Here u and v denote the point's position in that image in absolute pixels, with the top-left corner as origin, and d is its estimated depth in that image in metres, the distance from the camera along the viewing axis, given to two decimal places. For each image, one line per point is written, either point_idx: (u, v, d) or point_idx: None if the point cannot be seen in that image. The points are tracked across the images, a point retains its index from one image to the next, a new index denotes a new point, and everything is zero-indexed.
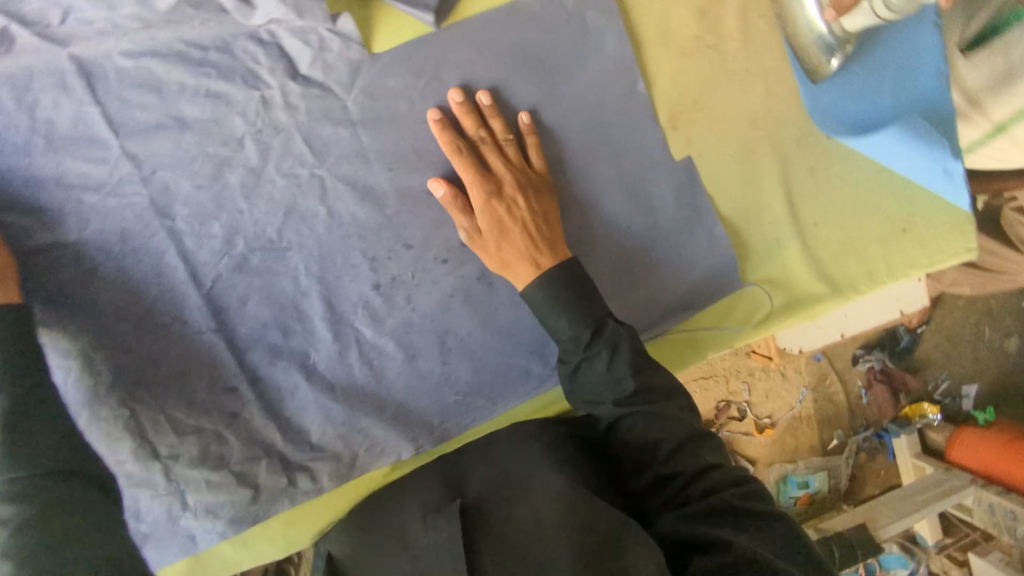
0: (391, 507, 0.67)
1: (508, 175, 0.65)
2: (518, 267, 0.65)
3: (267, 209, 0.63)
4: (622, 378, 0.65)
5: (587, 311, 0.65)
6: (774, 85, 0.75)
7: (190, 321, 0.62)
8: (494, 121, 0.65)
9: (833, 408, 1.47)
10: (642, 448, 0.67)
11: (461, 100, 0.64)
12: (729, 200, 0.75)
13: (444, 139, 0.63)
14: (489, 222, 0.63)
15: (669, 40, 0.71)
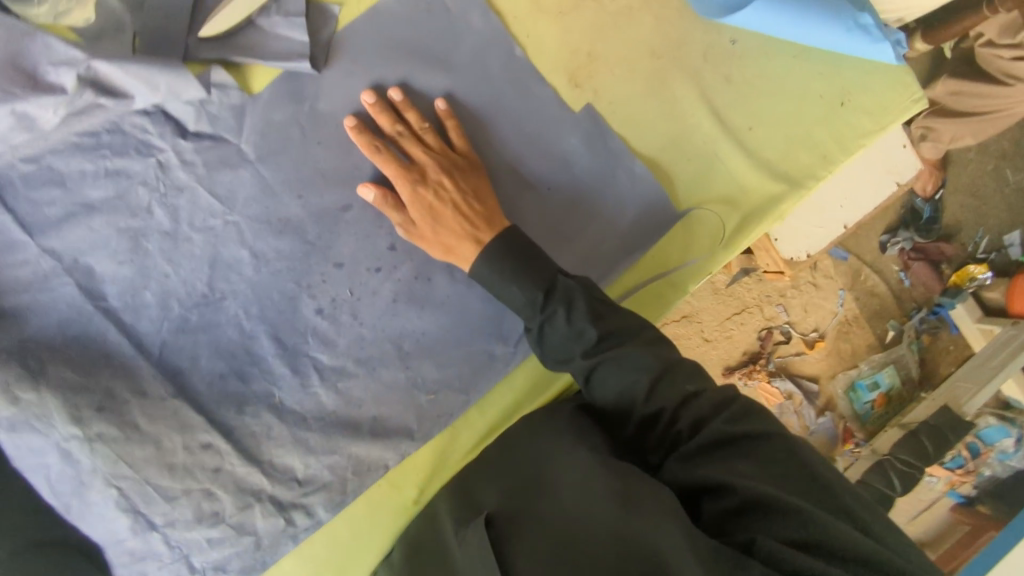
0: (427, 529, 0.67)
1: (432, 161, 0.64)
2: (460, 249, 0.64)
3: (192, 267, 0.65)
4: (586, 331, 0.60)
5: (537, 273, 0.62)
6: (664, 10, 0.71)
7: (149, 392, 0.64)
8: (410, 114, 0.64)
9: (878, 301, 1.53)
10: (621, 398, 0.60)
11: (374, 101, 0.63)
12: (651, 134, 0.71)
13: (362, 141, 0.63)
14: (419, 210, 0.63)
15: (542, 3, 0.68)
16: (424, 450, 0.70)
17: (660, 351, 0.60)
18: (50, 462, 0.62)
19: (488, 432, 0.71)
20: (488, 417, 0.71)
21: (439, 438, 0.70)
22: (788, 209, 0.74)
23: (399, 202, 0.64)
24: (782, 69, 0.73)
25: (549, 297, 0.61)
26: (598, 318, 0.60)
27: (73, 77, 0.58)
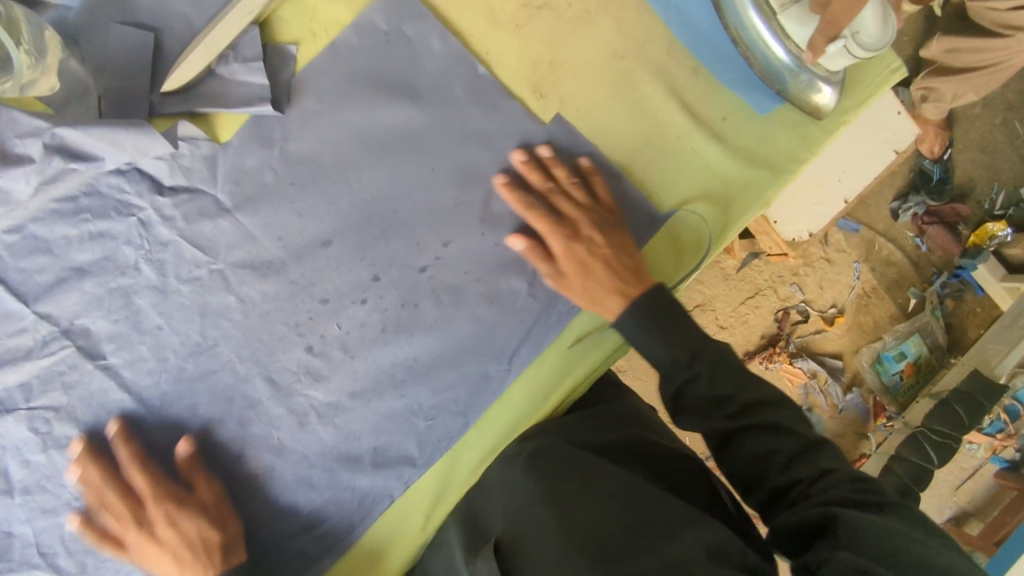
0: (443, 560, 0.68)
1: (585, 216, 0.68)
2: (606, 301, 0.67)
3: (182, 317, 0.65)
4: (728, 396, 0.65)
5: (681, 337, 0.66)
6: (621, 9, 0.70)
7: (153, 446, 0.65)
8: (557, 169, 0.68)
9: (895, 271, 1.56)
10: (757, 463, 0.63)
11: (524, 158, 0.67)
12: (624, 138, 0.70)
13: (514, 201, 0.67)
14: (572, 264, 0.67)
15: (498, 18, 0.68)
16: (426, 478, 0.70)
17: (796, 428, 0.64)
18: (64, 522, 0.64)
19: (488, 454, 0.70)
20: (488, 438, 0.70)
21: (440, 464, 0.70)
22: (772, 197, 0.72)
23: (568, 245, 0.67)
24: None
25: (693, 361, 0.65)
26: (739, 386, 0.65)
27: (39, 145, 0.60)
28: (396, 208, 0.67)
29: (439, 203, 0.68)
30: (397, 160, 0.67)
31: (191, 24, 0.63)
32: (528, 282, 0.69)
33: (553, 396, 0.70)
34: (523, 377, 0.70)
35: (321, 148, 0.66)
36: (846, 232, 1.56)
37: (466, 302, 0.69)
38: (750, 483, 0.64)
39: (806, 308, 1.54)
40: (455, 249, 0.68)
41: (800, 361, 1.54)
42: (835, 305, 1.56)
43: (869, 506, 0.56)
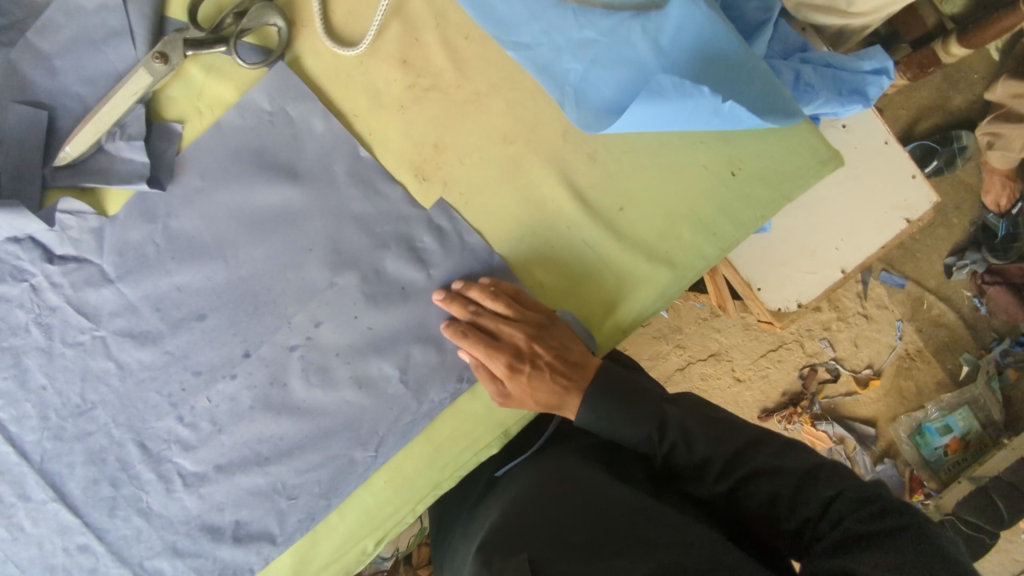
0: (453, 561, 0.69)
1: (522, 333, 0.64)
2: (567, 404, 0.65)
3: (65, 378, 0.68)
4: (710, 456, 0.59)
5: (642, 408, 0.62)
6: (514, 93, 0.68)
7: (33, 497, 0.69)
8: (482, 295, 0.64)
9: (946, 331, 1.41)
10: (758, 515, 0.57)
11: (443, 296, 0.65)
12: (510, 226, 0.67)
13: (448, 332, 0.64)
14: (517, 383, 0.64)
15: (383, 99, 0.68)
16: (286, 555, 0.70)
17: (785, 463, 0.58)
18: None
19: (348, 538, 0.70)
20: (349, 523, 0.70)
21: (300, 543, 0.70)
22: (671, 294, 0.67)
23: (512, 368, 0.64)
24: (652, 141, 0.67)
25: (664, 434, 0.61)
26: (718, 444, 0.59)
27: None
28: (269, 287, 0.67)
29: (312, 284, 0.67)
30: (274, 239, 0.67)
31: (82, 101, 0.66)
32: (398, 369, 0.67)
33: (420, 488, 0.69)
34: (392, 465, 0.69)
35: (201, 225, 0.67)
36: (889, 287, 1.41)
37: (334, 385, 0.68)
38: (755, 540, 0.57)
39: (836, 366, 1.40)
40: (325, 330, 0.67)
41: (824, 425, 1.38)
42: (871, 365, 1.40)
43: (885, 529, 0.51)
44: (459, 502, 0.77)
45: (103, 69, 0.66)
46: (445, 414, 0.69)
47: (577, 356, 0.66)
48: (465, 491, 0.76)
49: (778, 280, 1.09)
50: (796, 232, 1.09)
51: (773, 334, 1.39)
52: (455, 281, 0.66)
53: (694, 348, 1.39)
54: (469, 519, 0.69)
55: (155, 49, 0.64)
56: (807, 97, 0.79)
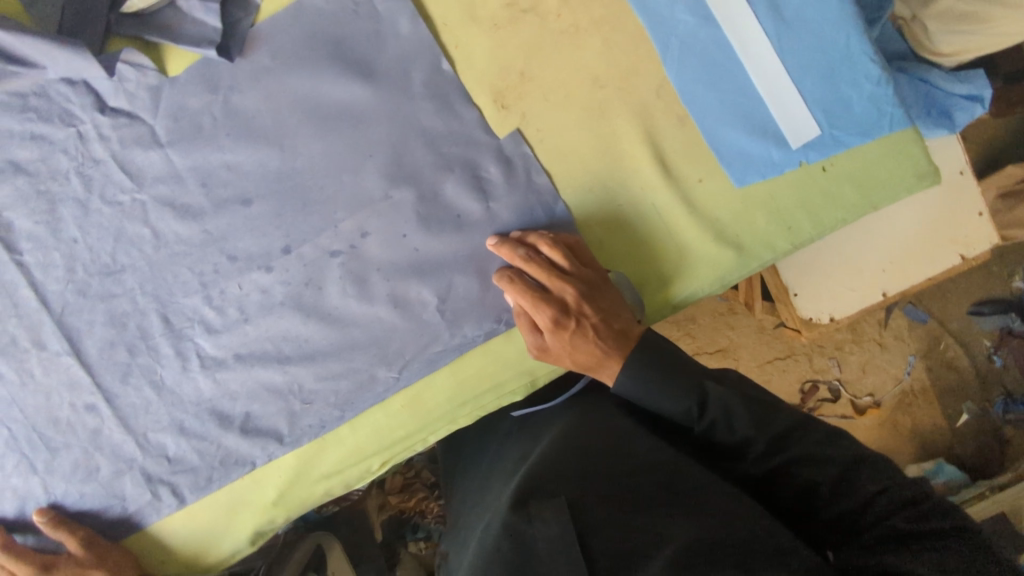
0: (469, 503, 0.69)
1: (573, 289, 0.59)
2: (604, 369, 0.60)
3: (99, 235, 0.67)
4: (752, 436, 0.54)
5: (686, 380, 0.57)
6: (615, 34, 0.64)
7: (48, 347, 0.68)
8: (540, 241, 0.60)
9: (956, 376, 1.39)
10: (796, 497, 0.53)
11: (497, 242, 0.62)
12: (582, 174, 0.64)
13: (498, 277, 0.60)
14: (556, 340, 0.59)
15: (477, 13, 0.64)
16: (290, 457, 0.68)
17: (829, 451, 0.52)
18: None
19: (354, 454, 0.69)
20: (358, 437, 0.68)
21: (306, 449, 0.68)
22: (730, 280, 0.65)
23: (557, 323, 0.58)
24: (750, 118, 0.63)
25: (705, 409, 0.56)
26: (761, 424, 0.53)
27: None
28: (321, 185, 0.65)
29: (367, 193, 0.65)
30: (336, 137, 0.65)
31: None
32: (436, 297, 0.65)
33: (437, 416, 0.68)
34: (413, 388, 0.67)
35: (262, 107, 0.65)
36: (910, 320, 1.38)
37: (370, 299, 0.66)
38: (791, 521, 0.53)
39: (839, 387, 1.38)
40: (371, 242, 0.65)
41: None
42: (872, 394, 1.38)
43: (933, 531, 0.47)
44: (473, 448, 0.77)
45: None
46: (473, 352, 0.67)
47: (622, 320, 0.61)
48: (487, 442, 0.74)
49: (813, 285, 1.07)
50: (849, 246, 1.06)
51: (784, 342, 1.37)
52: (514, 231, 0.63)
53: (703, 341, 1.36)
54: (495, 467, 0.68)
55: None
56: (940, 132, 0.78)
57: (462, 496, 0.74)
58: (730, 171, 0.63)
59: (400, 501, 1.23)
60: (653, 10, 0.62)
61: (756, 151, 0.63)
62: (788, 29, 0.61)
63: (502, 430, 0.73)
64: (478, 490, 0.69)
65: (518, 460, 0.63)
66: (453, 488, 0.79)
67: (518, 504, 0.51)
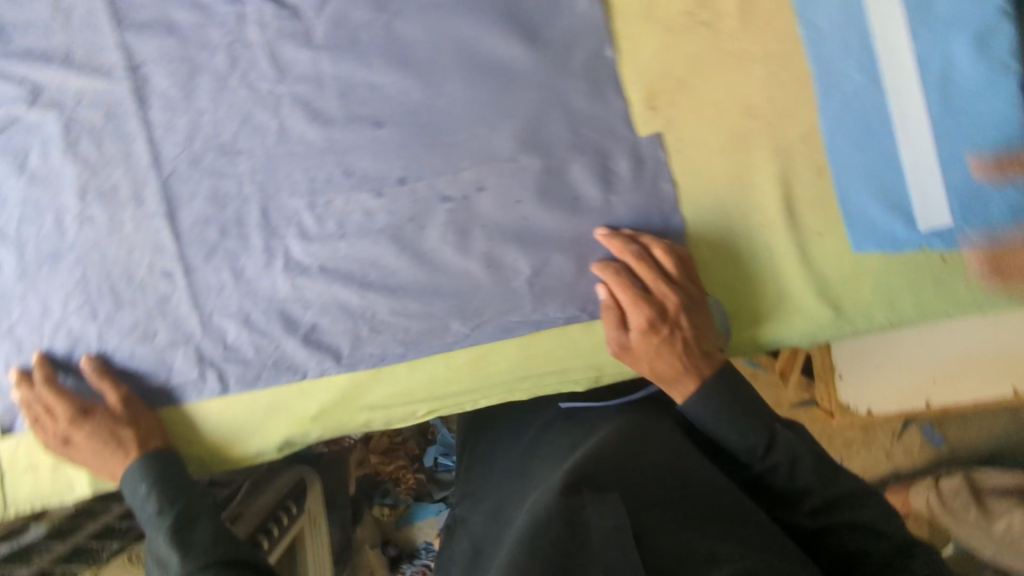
0: (500, 476, 0.70)
1: (675, 298, 0.60)
2: (680, 384, 0.60)
3: (226, 114, 0.68)
4: (812, 489, 0.55)
5: (758, 418, 0.58)
6: (781, 70, 0.63)
7: (145, 205, 0.69)
8: (653, 244, 0.62)
9: None
10: (840, 559, 0.55)
11: (608, 235, 0.63)
12: (707, 194, 0.64)
13: (604, 267, 0.61)
14: (643, 342, 0.60)
15: (654, 11, 0.64)
16: (342, 379, 0.68)
17: (887, 525, 0.54)
18: (45, 220, 0.70)
19: (403, 394, 0.69)
20: (412, 380, 0.68)
21: (359, 375, 0.68)
22: (818, 337, 0.65)
23: (650, 326, 0.59)
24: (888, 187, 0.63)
25: (771, 451, 0.57)
26: (823, 481, 0.55)
27: None
28: (454, 130, 0.66)
29: (495, 150, 0.65)
30: (483, 88, 0.65)
31: None
32: (530, 269, 0.66)
33: (494, 383, 0.69)
34: (480, 349, 0.68)
35: (422, 38, 0.65)
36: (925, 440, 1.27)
37: (466, 252, 0.66)
38: None
39: None
40: (484, 198, 0.66)
41: None
42: None
43: None
44: (511, 427, 0.77)
45: None
46: (548, 333, 0.67)
47: (709, 342, 0.61)
48: (526, 426, 0.74)
49: None
50: None
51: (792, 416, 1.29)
52: (626, 228, 0.64)
53: None
54: (536, 450, 0.68)
55: None
56: None
57: (488, 472, 0.74)
58: (851, 234, 0.64)
59: (379, 463, 1.26)
60: (827, 60, 0.62)
61: (883, 222, 0.63)
62: (952, 115, 0.61)
63: (547, 417, 0.73)
64: (513, 469, 0.69)
65: (565, 447, 0.64)
66: (473, 463, 0.78)
67: (569, 490, 0.52)
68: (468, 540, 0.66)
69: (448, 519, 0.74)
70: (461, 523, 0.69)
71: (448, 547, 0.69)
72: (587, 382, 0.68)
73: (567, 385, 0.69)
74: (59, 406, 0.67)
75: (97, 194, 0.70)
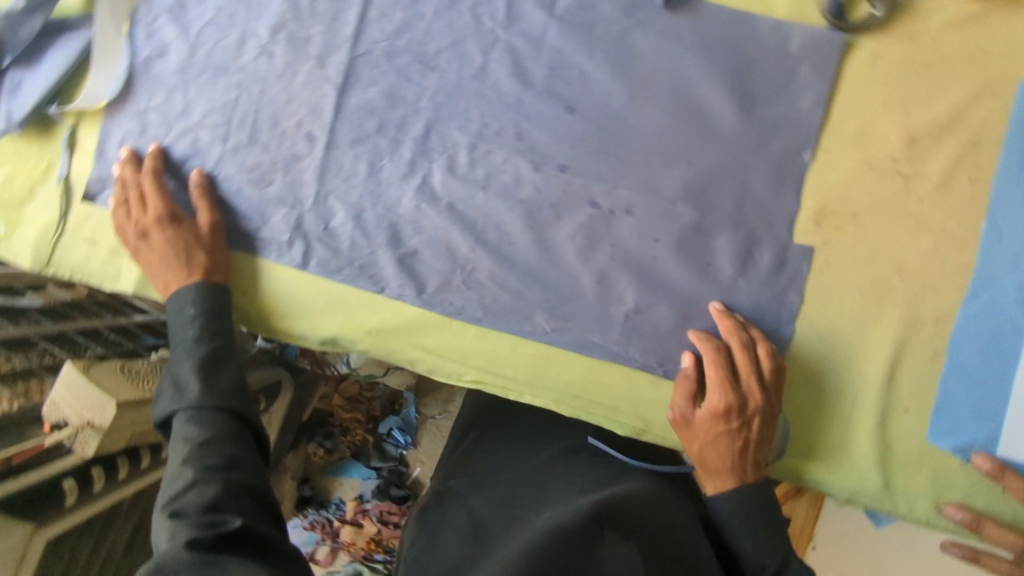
0: (512, 473, 0.74)
1: (759, 400, 0.61)
2: (721, 475, 0.63)
3: (441, 29, 0.69)
4: None
5: (778, 542, 0.62)
6: (948, 253, 0.64)
7: (326, 68, 0.70)
8: (761, 342, 0.63)
9: None
10: None
11: (722, 313, 0.64)
12: (825, 324, 0.66)
13: (707, 341, 0.63)
14: (709, 423, 0.61)
15: (865, 143, 0.65)
16: (413, 311, 0.69)
17: None
18: (232, 35, 0.71)
19: (460, 353, 0.69)
20: (475, 345, 0.69)
21: (430, 316, 0.69)
22: (858, 499, 0.65)
23: (723, 412, 0.61)
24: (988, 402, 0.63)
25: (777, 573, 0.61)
26: None
27: None
28: (633, 150, 0.66)
29: (660, 186, 0.66)
30: (679, 128, 0.66)
31: None
32: (633, 304, 0.67)
33: (544, 387, 0.69)
34: (550, 350, 0.68)
35: (650, 56, 0.66)
36: None
37: (585, 259, 0.67)
38: None
39: None
40: (627, 222, 0.67)
41: None
42: None
43: None
44: (533, 433, 0.80)
45: None
46: (617, 368, 0.68)
47: (765, 453, 0.63)
48: (547, 443, 0.78)
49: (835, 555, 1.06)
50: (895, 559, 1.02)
51: None
52: (741, 315, 0.65)
53: None
54: (557, 467, 0.73)
55: None
56: None
57: (500, 463, 0.77)
58: (932, 424, 0.64)
59: None
60: (992, 264, 0.63)
61: (967, 429, 0.63)
62: None
63: (572, 443, 0.77)
64: (530, 472, 0.73)
65: (590, 479, 0.68)
66: (480, 449, 0.81)
67: (596, 520, 0.57)
68: (467, 514, 0.69)
69: (440, 486, 0.77)
70: (461, 496, 0.73)
71: (436, 511, 0.71)
72: (626, 429, 0.69)
73: (607, 422, 0.69)
74: (154, 199, 0.67)
75: (289, 37, 0.71)
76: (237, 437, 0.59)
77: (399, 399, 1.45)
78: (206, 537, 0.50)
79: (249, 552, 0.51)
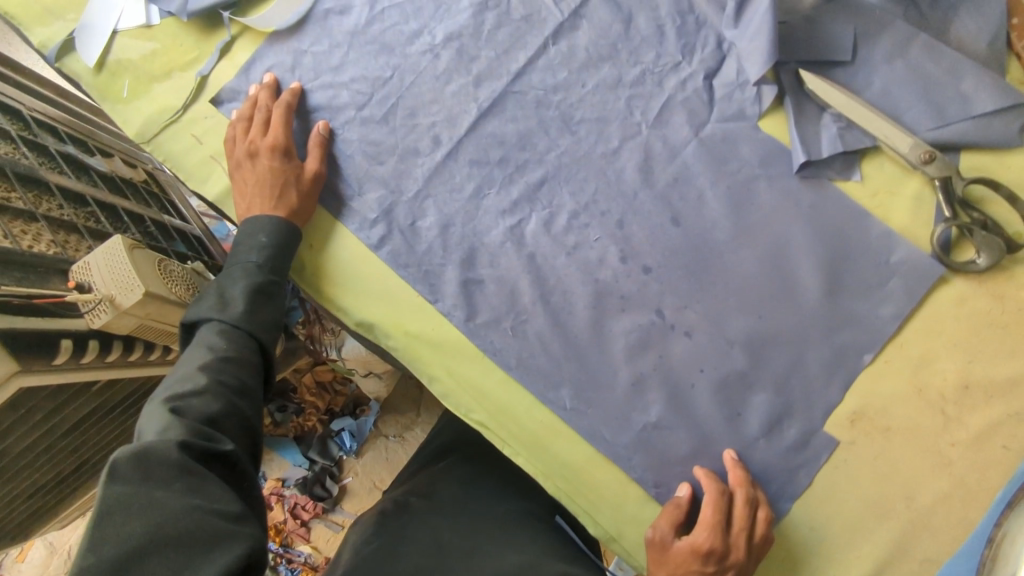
0: (476, 507, 0.82)
1: (740, 557, 0.63)
2: None
3: (595, 103, 0.74)
4: None
5: None
6: (960, 505, 0.65)
7: (479, 89, 0.74)
8: (762, 505, 0.65)
9: None
10: None
11: (734, 462, 0.66)
12: (819, 516, 0.67)
13: (713, 482, 0.64)
14: (686, 556, 0.63)
15: (924, 371, 0.67)
16: (453, 334, 0.70)
17: None
18: (413, 25, 0.76)
19: (477, 391, 0.69)
20: (496, 390, 0.69)
21: (467, 345, 0.70)
22: None
23: (705, 552, 0.62)
24: None
25: None
26: None
27: None
28: (716, 281, 0.69)
29: (726, 323, 0.68)
30: (764, 281, 0.69)
31: (860, 90, 0.72)
32: (655, 419, 0.68)
33: (541, 458, 0.69)
34: (561, 427, 0.69)
35: (765, 208, 0.70)
36: None
37: (631, 358, 0.68)
38: None
39: None
40: (683, 342, 0.68)
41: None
42: None
43: None
44: (499, 477, 0.88)
45: (896, 102, 0.71)
46: (615, 470, 0.68)
47: None
48: (507, 495, 0.86)
49: None
50: None
51: None
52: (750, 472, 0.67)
53: None
54: (516, 515, 0.82)
55: (935, 151, 0.67)
56: None
57: (463, 492, 0.84)
58: None
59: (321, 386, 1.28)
60: None
61: None
62: None
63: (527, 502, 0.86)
64: (491, 512, 0.81)
65: (544, 541, 0.77)
66: (443, 476, 0.88)
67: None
68: (431, 532, 0.76)
69: (400, 497, 0.84)
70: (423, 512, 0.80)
71: (395, 518, 0.80)
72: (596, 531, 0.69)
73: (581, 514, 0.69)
74: (279, 129, 0.70)
75: (461, 49, 0.75)
76: (253, 367, 0.64)
77: (363, 405, 1.44)
78: (199, 445, 0.54)
79: (223, 475, 0.56)
